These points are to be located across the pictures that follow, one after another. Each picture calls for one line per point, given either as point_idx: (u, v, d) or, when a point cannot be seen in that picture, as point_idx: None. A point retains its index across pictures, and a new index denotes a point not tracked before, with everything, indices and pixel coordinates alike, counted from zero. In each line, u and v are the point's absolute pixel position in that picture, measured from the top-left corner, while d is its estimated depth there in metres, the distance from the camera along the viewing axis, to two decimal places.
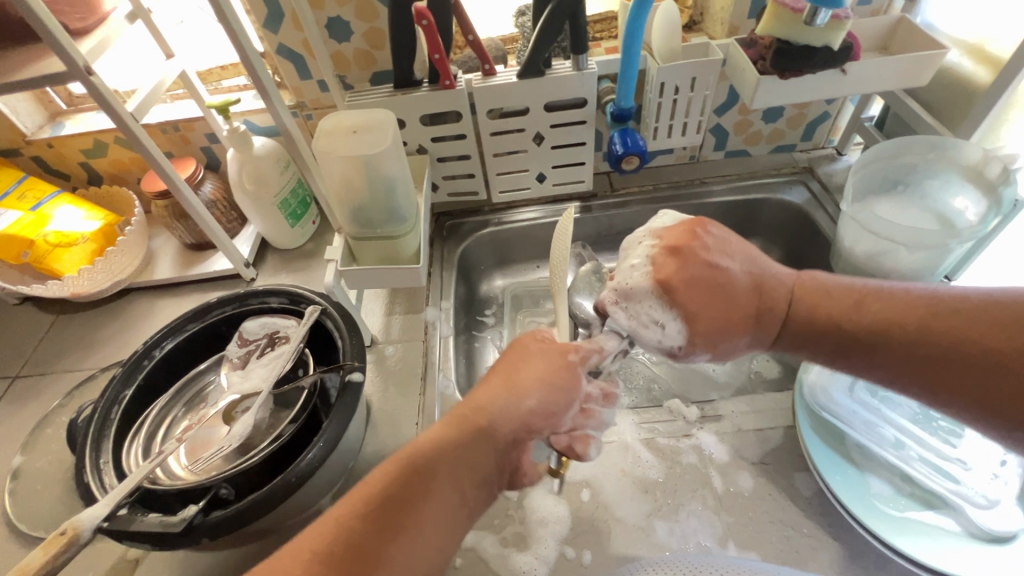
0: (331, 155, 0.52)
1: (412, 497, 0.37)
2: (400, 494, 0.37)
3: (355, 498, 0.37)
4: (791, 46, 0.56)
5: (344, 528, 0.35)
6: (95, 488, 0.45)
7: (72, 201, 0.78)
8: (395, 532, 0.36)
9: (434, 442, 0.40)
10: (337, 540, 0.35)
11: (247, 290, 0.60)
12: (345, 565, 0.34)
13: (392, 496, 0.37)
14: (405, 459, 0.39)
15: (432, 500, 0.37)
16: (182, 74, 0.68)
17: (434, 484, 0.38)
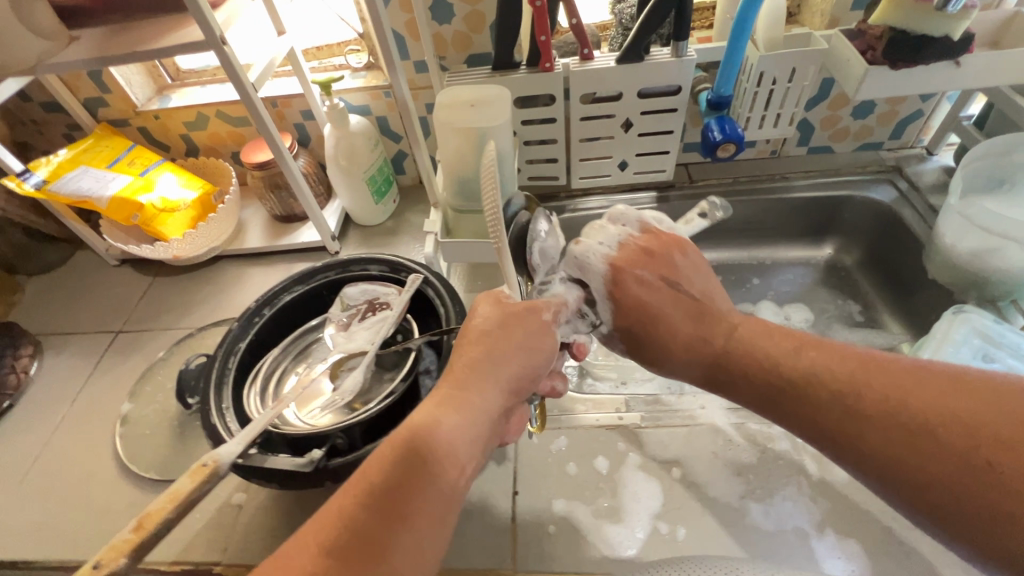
0: (447, 128, 0.54)
1: (408, 485, 0.35)
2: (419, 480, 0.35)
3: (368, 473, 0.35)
4: (908, 36, 0.56)
5: (348, 516, 0.34)
6: (222, 430, 0.48)
7: (174, 170, 0.83)
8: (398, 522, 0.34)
9: (426, 419, 0.38)
10: (341, 526, 0.33)
11: (350, 257, 0.63)
12: (353, 559, 0.32)
13: (388, 486, 0.35)
14: (407, 438, 0.37)
15: (427, 490, 0.35)
16: (290, 51, 0.71)
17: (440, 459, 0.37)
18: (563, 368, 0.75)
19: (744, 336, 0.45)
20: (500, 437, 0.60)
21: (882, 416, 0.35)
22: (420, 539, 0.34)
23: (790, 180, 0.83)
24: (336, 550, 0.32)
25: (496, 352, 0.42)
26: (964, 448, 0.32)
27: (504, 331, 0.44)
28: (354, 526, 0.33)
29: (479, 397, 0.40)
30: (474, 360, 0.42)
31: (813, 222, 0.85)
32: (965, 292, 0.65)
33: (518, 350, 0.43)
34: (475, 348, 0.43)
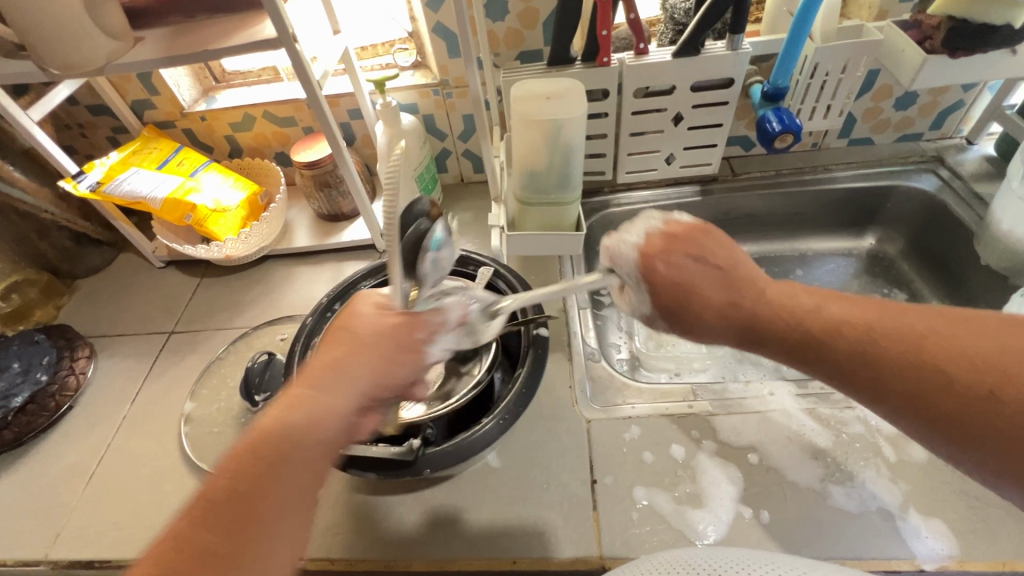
0: (521, 121, 0.55)
1: (252, 491, 0.33)
2: (266, 470, 0.34)
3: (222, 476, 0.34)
4: (969, 24, 0.57)
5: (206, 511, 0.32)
6: (311, 422, 0.49)
7: (221, 171, 0.83)
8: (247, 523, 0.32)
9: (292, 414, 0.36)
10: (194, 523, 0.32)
11: (416, 252, 0.64)
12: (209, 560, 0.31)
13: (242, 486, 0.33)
14: (259, 439, 0.35)
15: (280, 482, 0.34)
16: (345, 50, 0.72)
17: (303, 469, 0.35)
18: (615, 358, 0.77)
19: (774, 292, 0.41)
20: (571, 427, 0.60)
21: (888, 353, 0.35)
22: (275, 537, 0.33)
23: (832, 171, 0.85)
24: (192, 554, 0.31)
25: (364, 354, 0.38)
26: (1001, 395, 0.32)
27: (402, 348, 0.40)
28: (200, 524, 0.32)
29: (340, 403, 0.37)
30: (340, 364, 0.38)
31: (855, 213, 0.86)
32: (1020, 276, 0.66)
33: (390, 357, 0.39)
34: (338, 349, 0.39)
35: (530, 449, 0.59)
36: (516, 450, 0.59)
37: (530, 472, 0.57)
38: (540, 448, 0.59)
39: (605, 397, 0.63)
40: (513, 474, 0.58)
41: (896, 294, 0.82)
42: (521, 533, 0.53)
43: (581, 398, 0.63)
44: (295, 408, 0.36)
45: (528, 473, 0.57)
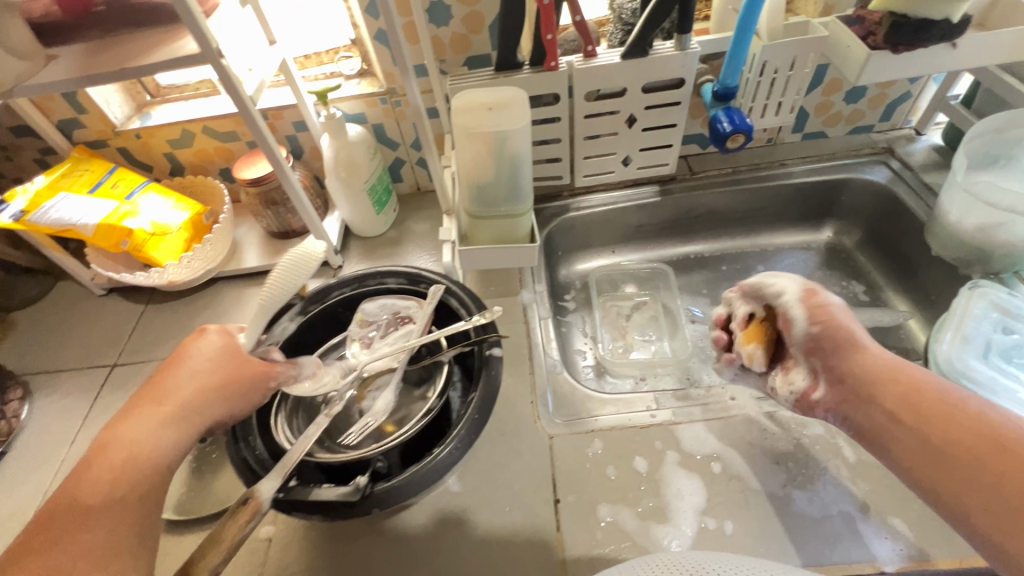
0: (463, 134, 0.53)
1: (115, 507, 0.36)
2: (123, 480, 0.37)
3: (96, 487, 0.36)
4: (908, 20, 0.57)
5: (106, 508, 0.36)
6: (253, 463, 0.46)
7: (161, 191, 0.79)
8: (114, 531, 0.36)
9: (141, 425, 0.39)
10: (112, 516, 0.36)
11: (365, 271, 0.61)
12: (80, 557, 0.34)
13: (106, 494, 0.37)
14: (101, 450, 0.38)
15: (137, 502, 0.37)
16: (283, 61, 0.69)
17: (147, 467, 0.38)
18: (581, 366, 0.77)
19: (878, 375, 0.48)
20: (534, 444, 0.59)
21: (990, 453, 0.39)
22: (119, 516, 0.36)
23: (787, 166, 0.85)
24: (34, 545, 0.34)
25: (202, 378, 0.42)
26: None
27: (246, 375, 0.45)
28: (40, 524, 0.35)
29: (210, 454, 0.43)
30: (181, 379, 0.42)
31: (812, 206, 0.87)
32: (971, 267, 0.67)
33: (237, 392, 0.43)
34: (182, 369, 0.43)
35: (493, 470, 0.57)
36: (477, 472, 0.57)
37: (492, 495, 0.56)
38: (502, 469, 0.57)
39: (568, 410, 0.62)
40: (476, 497, 0.56)
41: (855, 287, 0.83)
42: (486, 560, 0.51)
43: (543, 413, 0.61)
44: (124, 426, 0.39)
45: (491, 496, 0.56)
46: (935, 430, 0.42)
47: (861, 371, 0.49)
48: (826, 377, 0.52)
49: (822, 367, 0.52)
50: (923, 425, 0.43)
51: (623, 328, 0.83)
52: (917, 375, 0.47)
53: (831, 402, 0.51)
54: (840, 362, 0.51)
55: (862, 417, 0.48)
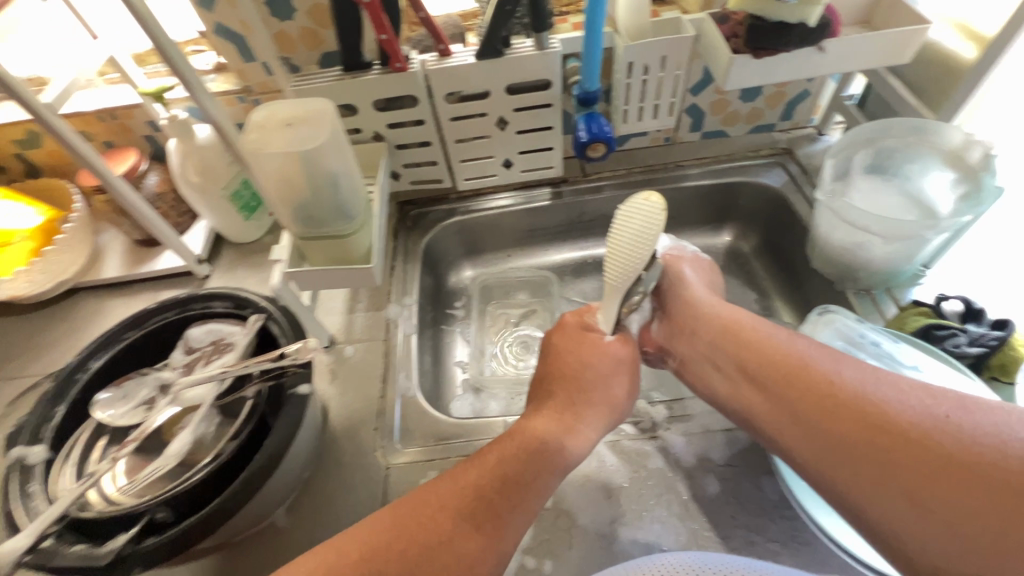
0: (262, 151, 0.49)
1: (534, 475, 0.45)
2: (448, 501, 0.43)
3: (480, 470, 0.45)
4: (764, 23, 0.52)
5: (479, 493, 0.44)
6: (19, 515, 0.43)
7: (7, 196, 0.73)
8: (517, 504, 0.44)
9: (543, 430, 0.48)
10: (471, 500, 0.43)
11: (189, 295, 0.57)
12: (484, 522, 0.42)
13: (517, 473, 0.45)
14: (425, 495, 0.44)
15: (543, 480, 0.46)
16: (110, 57, 0.62)
17: (525, 498, 0.44)
18: (456, 380, 0.74)
19: (701, 306, 0.54)
20: (370, 474, 0.57)
21: (870, 434, 0.39)
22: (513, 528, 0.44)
23: (684, 168, 0.81)
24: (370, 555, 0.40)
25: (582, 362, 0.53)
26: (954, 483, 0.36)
27: (614, 369, 0.53)
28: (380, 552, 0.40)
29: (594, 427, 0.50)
30: (576, 380, 0.52)
31: (712, 209, 0.83)
32: (843, 282, 0.64)
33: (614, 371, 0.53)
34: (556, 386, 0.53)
35: (323, 504, 0.55)
36: (308, 506, 0.55)
37: (318, 531, 0.53)
38: (334, 502, 0.55)
39: (412, 437, 0.59)
40: (301, 533, 0.54)
41: (748, 295, 0.80)
42: None
43: (385, 440, 0.59)
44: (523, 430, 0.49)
45: (316, 531, 0.53)
46: (828, 409, 0.42)
47: (695, 307, 0.55)
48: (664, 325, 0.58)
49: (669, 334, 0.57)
50: (785, 398, 0.45)
51: (509, 337, 0.80)
52: (752, 327, 0.51)
53: (660, 335, 0.59)
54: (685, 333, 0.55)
55: (694, 352, 0.53)
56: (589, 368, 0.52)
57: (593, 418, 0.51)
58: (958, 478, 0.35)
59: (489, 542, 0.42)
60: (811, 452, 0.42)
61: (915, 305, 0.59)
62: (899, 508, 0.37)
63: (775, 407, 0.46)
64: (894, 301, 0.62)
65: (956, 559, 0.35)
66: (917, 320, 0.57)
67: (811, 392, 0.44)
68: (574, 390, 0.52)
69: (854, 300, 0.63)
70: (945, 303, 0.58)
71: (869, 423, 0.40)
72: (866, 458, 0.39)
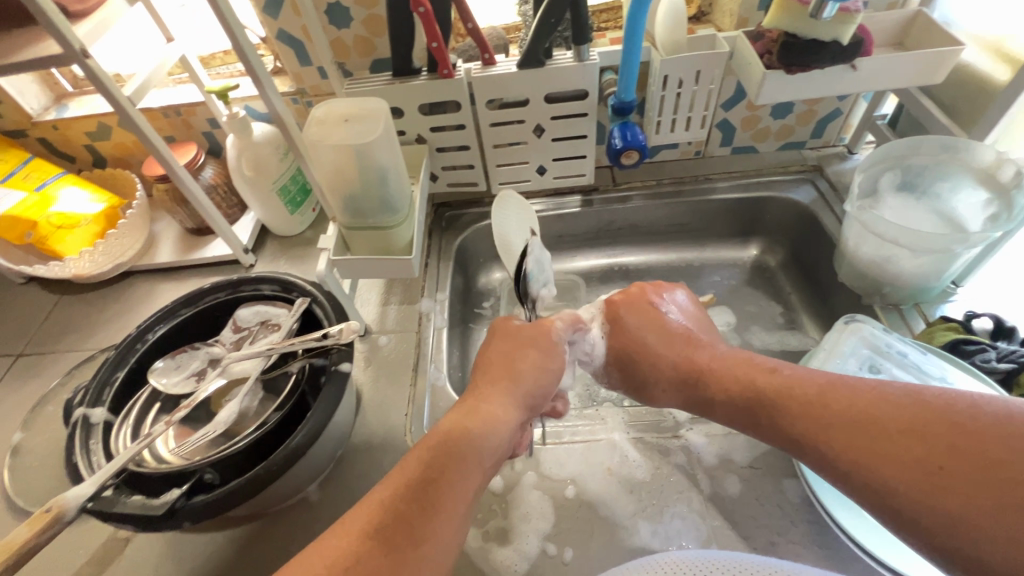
0: (320, 143, 0.53)
1: (447, 470, 0.40)
2: (402, 486, 0.39)
3: (392, 485, 0.39)
4: (799, 40, 0.55)
5: (387, 514, 0.37)
6: (83, 468, 0.46)
7: (75, 183, 0.78)
8: (431, 513, 0.38)
9: (456, 423, 0.44)
10: (379, 521, 0.37)
11: (240, 277, 0.60)
12: (394, 537, 0.36)
13: (425, 485, 0.39)
14: (402, 491, 0.38)
15: (461, 477, 0.40)
16: (182, 58, 0.68)
17: (447, 499, 0.39)
18: None
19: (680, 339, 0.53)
20: (399, 458, 0.59)
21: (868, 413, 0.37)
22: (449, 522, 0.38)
23: (712, 181, 0.82)
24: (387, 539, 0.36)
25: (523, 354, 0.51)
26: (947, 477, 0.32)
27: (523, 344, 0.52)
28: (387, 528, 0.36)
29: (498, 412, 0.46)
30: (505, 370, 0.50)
31: (739, 223, 0.84)
32: (870, 296, 0.65)
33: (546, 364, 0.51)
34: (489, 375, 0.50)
35: (354, 482, 0.57)
36: (339, 483, 0.58)
37: (348, 507, 0.56)
38: (364, 481, 0.57)
39: None
40: (331, 508, 0.56)
41: (773, 308, 0.81)
42: None
43: (415, 425, 0.61)
44: (425, 443, 0.42)
45: (346, 507, 0.56)
46: (816, 415, 0.39)
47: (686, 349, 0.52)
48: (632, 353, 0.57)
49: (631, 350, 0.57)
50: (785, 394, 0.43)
51: None
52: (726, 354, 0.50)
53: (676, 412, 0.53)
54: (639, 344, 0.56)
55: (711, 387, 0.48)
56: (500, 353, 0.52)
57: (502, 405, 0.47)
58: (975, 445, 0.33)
59: (406, 555, 0.35)
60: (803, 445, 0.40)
61: (944, 320, 0.59)
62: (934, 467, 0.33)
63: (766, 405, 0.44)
64: (922, 317, 0.62)
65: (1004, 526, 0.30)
66: (945, 335, 0.57)
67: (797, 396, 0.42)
68: (494, 370, 0.50)
69: (881, 313, 0.64)
70: (976, 320, 0.58)
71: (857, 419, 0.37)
72: (864, 452, 0.36)
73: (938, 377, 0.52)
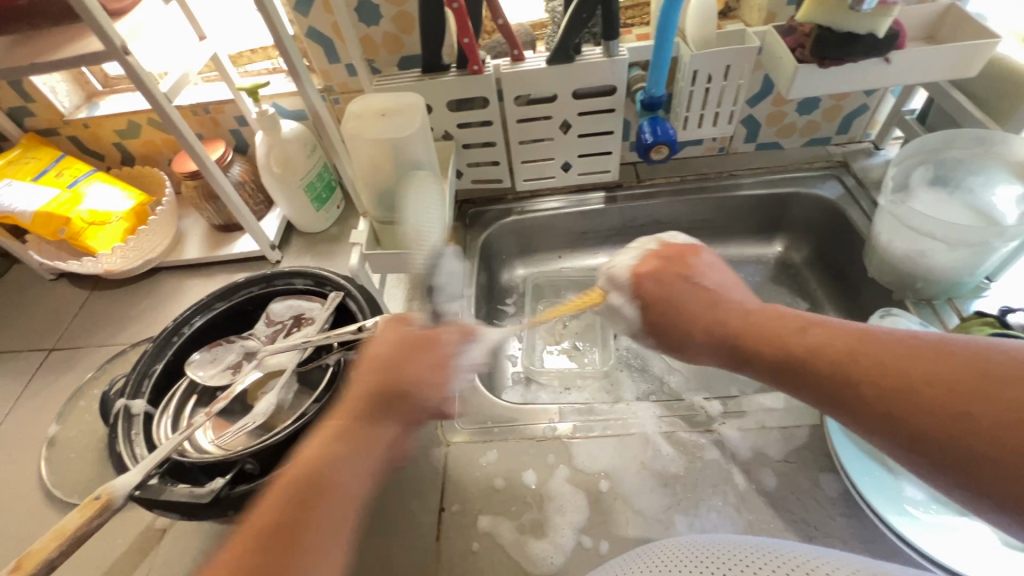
0: (356, 137, 0.53)
1: (309, 508, 0.38)
2: (262, 527, 0.36)
3: (249, 531, 0.37)
4: (833, 33, 0.54)
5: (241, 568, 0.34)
6: (126, 458, 0.47)
7: (106, 180, 0.79)
8: (304, 517, 0.37)
9: (311, 454, 0.42)
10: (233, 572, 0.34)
11: (274, 271, 0.61)
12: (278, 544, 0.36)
13: (287, 519, 0.37)
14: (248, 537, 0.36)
15: (319, 513, 0.38)
16: (213, 56, 0.69)
17: (303, 542, 0.36)
18: (508, 372, 0.77)
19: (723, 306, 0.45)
20: (431, 451, 0.59)
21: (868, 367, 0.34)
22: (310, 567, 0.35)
23: (737, 177, 0.82)
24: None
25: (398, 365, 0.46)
26: (977, 446, 0.29)
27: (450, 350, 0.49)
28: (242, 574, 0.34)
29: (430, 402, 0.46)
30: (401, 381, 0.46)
31: (764, 219, 0.84)
32: (901, 291, 0.64)
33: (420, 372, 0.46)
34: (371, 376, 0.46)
35: (387, 475, 0.58)
36: None
37: (382, 499, 0.56)
38: (396, 475, 0.58)
39: (471, 419, 0.61)
40: (364, 501, 0.56)
41: (798, 304, 0.81)
42: (363, 563, 0.52)
43: (445, 420, 0.61)
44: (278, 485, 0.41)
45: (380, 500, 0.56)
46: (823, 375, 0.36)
47: (706, 313, 0.45)
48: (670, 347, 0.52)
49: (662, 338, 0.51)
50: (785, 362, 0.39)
51: (559, 335, 0.82)
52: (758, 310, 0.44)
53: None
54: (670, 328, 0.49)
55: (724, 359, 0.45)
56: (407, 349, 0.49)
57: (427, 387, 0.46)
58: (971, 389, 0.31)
59: None
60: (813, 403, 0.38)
61: (979, 315, 0.58)
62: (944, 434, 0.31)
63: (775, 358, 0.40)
64: (956, 312, 0.62)
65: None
66: (981, 329, 0.56)
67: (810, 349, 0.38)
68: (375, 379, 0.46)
69: (913, 308, 0.63)
70: (1012, 316, 0.58)
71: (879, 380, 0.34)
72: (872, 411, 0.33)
73: None
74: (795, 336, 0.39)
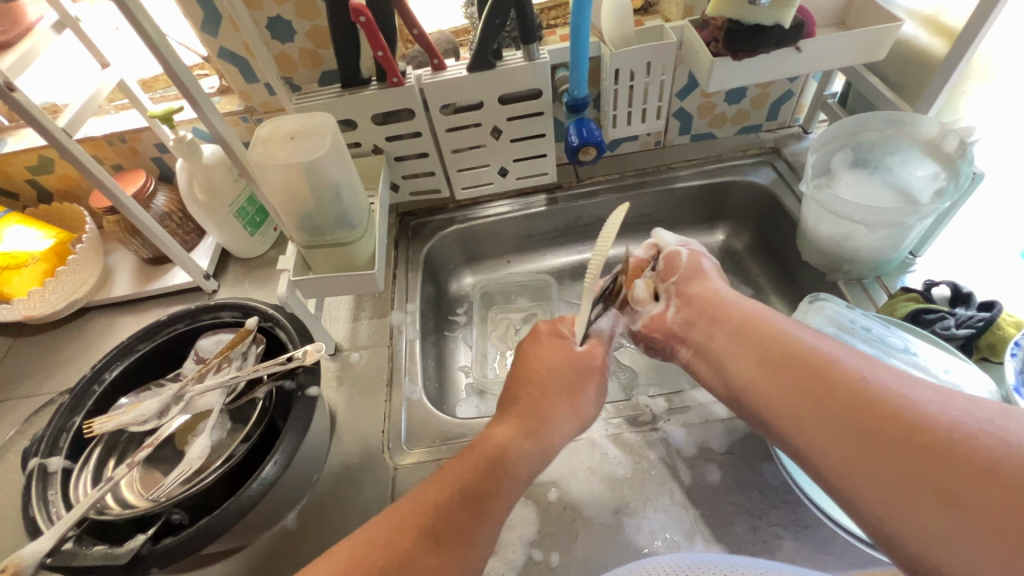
0: (267, 164, 0.51)
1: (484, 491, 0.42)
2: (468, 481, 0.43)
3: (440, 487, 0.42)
4: (741, 27, 0.55)
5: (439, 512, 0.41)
6: (41, 521, 0.45)
7: (21, 221, 0.75)
8: (481, 518, 0.41)
9: None
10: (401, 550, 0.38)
11: (199, 306, 0.58)
12: (441, 538, 0.39)
13: (477, 485, 0.42)
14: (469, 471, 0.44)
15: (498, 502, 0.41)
16: (120, 83, 0.65)
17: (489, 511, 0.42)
18: (461, 384, 0.76)
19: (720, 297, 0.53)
20: (378, 477, 0.58)
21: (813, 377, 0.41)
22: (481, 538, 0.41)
23: (675, 170, 0.83)
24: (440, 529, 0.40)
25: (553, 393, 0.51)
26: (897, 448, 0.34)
27: (580, 379, 0.52)
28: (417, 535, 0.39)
29: (555, 437, 0.48)
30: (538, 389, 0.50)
31: (704, 209, 0.85)
32: (834, 273, 0.66)
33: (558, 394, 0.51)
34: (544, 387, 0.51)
35: (334, 505, 0.56)
36: (317, 509, 0.56)
37: (329, 531, 0.54)
38: (343, 505, 0.56)
39: (419, 438, 0.60)
40: (310, 535, 0.54)
41: (743, 291, 0.82)
42: None
43: (393, 442, 0.60)
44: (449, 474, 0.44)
45: (327, 531, 0.55)
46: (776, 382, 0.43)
47: (717, 303, 0.52)
48: (677, 299, 0.56)
49: (676, 292, 0.56)
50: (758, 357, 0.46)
51: (511, 342, 0.81)
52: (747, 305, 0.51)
53: (677, 322, 0.55)
54: (690, 289, 0.56)
55: (711, 342, 0.51)
56: (552, 375, 0.51)
57: (561, 428, 0.49)
58: (886, 427, 0.35)
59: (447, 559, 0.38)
60: (790, 420, 0.41)
61: (904, 291, 0.60)
62: (856, 456, 0.35)
63: (766, 372, 0.44)
64: (885, 289, 0.64)
65: (898, 499, 0.33)
66: (907, 305, 0.58)
67: (807, 366, 0.42)
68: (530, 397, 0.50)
69: (845, 289, 0.65)
70: (934, 289, 0.59)
71: (865, 405, 0.37)
72: (802, 412, 0.40)
73: (902, 348, 0.53)
74: (769, 336, 0.46)
